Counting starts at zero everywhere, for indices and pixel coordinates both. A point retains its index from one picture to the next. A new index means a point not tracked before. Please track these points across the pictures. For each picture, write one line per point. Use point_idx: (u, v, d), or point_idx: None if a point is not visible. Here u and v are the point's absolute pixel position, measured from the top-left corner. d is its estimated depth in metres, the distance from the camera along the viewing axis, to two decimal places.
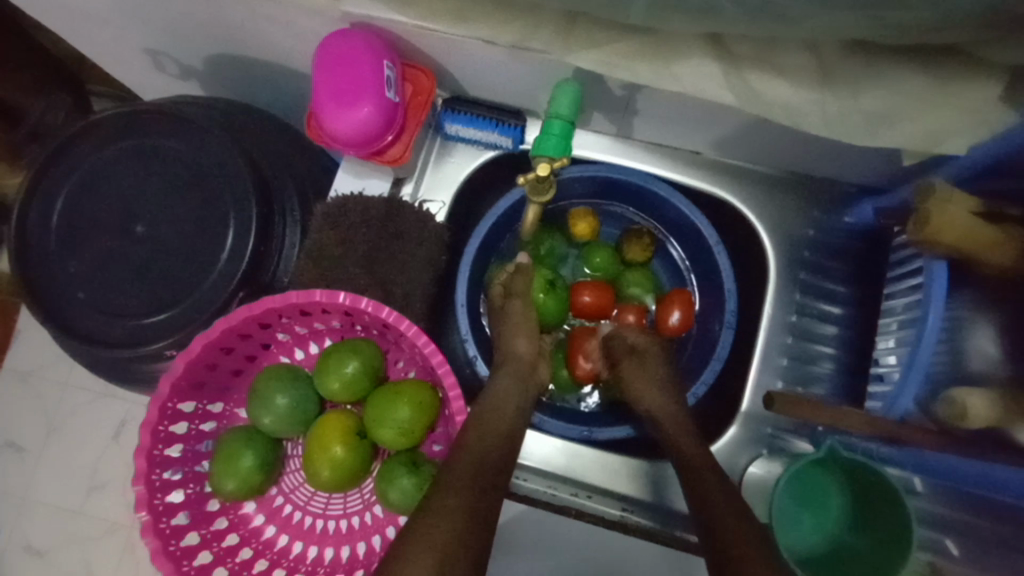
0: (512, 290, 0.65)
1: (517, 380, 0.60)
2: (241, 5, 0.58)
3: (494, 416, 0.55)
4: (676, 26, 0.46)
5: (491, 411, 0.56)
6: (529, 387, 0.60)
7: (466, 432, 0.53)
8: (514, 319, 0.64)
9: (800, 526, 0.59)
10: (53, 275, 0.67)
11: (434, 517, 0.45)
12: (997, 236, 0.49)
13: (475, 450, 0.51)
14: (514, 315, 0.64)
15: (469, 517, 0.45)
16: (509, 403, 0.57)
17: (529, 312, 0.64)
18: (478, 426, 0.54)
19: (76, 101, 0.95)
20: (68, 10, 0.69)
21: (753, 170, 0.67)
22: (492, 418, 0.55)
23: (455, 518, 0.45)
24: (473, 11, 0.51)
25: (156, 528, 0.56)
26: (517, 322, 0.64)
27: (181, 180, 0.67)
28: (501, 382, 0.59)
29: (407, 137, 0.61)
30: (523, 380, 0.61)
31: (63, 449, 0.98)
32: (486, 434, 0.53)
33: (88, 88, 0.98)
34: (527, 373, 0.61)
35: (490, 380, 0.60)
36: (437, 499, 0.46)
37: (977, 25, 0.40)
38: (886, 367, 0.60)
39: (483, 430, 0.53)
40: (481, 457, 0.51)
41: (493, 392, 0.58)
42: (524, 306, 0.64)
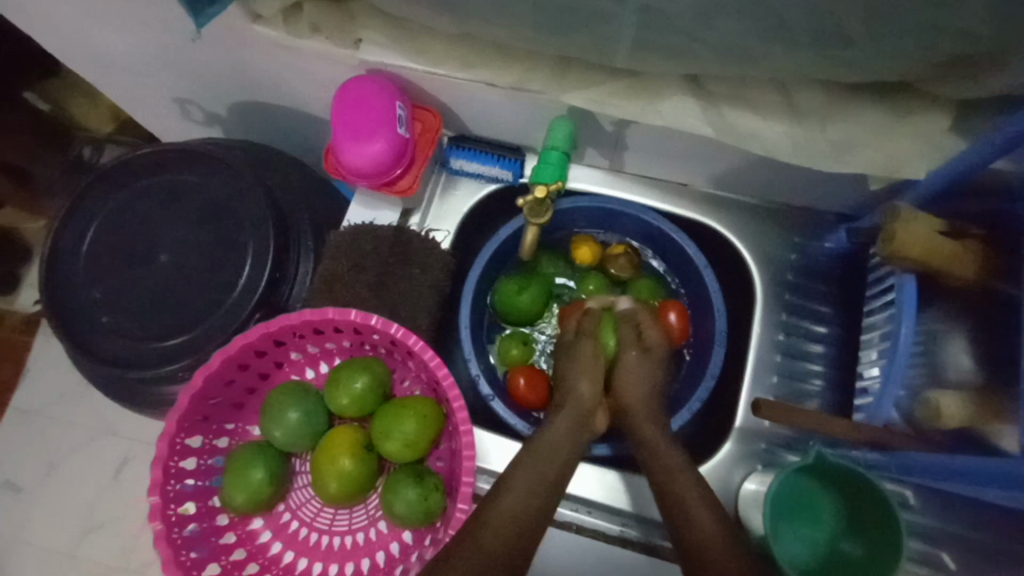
0: (583, 330, 0.65)
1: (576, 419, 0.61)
2: (268, 56, 0.65)
3: (552, 456, 0.58)
4: (657, 68, 0.52)
5: (548, 449, 0.58)
6: (583, 432, 0.61)
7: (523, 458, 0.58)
8: (584, 357, 0.64)
9: (794, 535, 0.60)
10: (78, 302, 0.71)
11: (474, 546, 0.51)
12: (957, 250, 0.53)
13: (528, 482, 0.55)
14: (584, 357, 0.64)
15: (503, 559, 0.51)
16: (564, 444, 0.59)
17: (602, 354, 0.65)
18: (534, 451, 0.58)
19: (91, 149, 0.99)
20: (108, 64, 0.76)
21: (737, 199, 0.72)
22: (547, 453, 0.58)
23: (489, 560, 0.50)
24: (476, 57, 0.58)
25: (168, 537, 0.58)
26: (585, 363, 0.63)
27: (203, 213, 0.72)
28: (562, 422, 0.61)
29: (415, 171, 0.66)
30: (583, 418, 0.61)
31: (64, 486, 0.99)
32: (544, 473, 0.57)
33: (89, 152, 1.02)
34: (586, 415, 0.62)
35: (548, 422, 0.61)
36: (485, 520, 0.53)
37: (919, 63, 0.46)
38: (870, 379, 0.63)
39: (537, 459, 0.57)
40: (527, 502, 0.54)
41: (552, 429, 0.60)
42: (593, 345, 0.64)
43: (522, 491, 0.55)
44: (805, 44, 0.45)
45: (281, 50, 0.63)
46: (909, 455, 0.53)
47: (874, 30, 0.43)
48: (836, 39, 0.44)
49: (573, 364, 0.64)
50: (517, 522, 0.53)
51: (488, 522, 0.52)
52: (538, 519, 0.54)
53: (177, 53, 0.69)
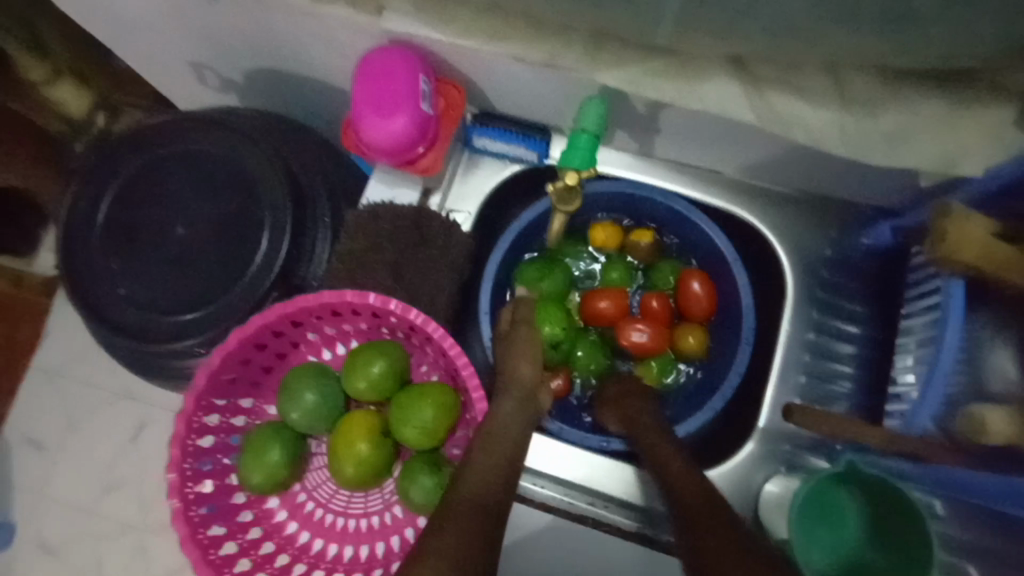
0: (518, 317, 0.65)
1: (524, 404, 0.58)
2: (287, 23, 0.62)
3: (501, 437, 0.53)
4: (701, 48, 0.49)
5: (496, 433, 0.54)
6: (531, 413, 0.58)
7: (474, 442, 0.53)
8: (519, 344, 0.62)
9: (817, 542, 0.57)
10: (94, 273, 0.70)
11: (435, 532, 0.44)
12: (1015, 255, 0.51)
13: (481, 467, 0.50)
14: (520, 341, 0.62)
15: (473, 544, 0.43)
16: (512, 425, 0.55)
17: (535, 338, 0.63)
18: (484, 435, 0.53)
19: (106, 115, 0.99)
20: (122, 26, 0.73)
21: (773, 188, 0.69)
22: (499, 440, 0.53)
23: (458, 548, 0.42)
24: (506, 29, 0.54)
25: (185, 515, 0.58)
26: (522, 348, 0.62)
27: (219, 185, 0.70)
28: (507, 400, 0.57)
29: (437, 150, 0.64)
30: (529, 400, 0.58)
31: (82, 447, 1.01)
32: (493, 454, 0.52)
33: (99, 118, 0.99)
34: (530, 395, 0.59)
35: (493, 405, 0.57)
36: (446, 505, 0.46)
37: (992, 49, 0.42)
38: (904, 385, 0.61)
39: (491, 441, 0.53)
40: (486, 483, 0.49)
41: (500, 410, 0.56)
42: (530, 332, 0.63)
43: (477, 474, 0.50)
44: (870, 25, 0.42)
45: (301, 16, 0.60)
46: (953, 472, 0.52)
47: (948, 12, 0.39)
48: (904, 21, 0.41)
49: (508, 350, 0.62)
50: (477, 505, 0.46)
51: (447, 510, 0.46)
52: (500, 502, 0.48)
53: (193, 16, 0.67)
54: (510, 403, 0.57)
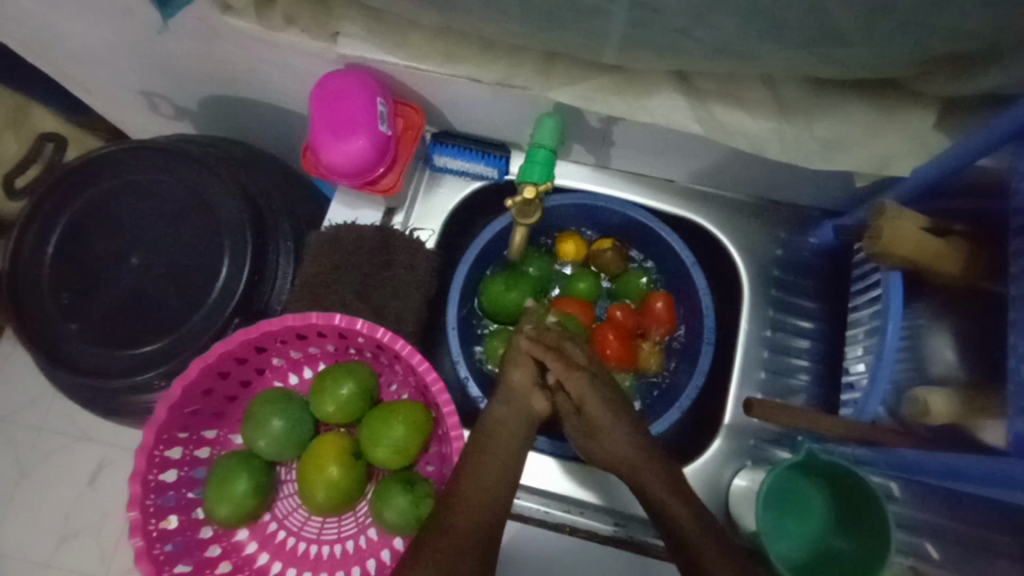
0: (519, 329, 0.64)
1: (519, 415, 0.60)
2: (241, 49, 0.62)
3: (497, 446, 0.58)
4: (646, 64, 0.51)
5: (489, 442, 0.58)
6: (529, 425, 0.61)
7: (467, 454, 0.57)
8: (521, 358, 0.61)
9: (784, 533, 0.60)
10: (44, 309, 0.68)
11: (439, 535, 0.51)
12: (942, 247, 0.54)
13: (474, 478, 0.55)
14: (522, 356, 0.61)
15: (478, 524, 0.53)
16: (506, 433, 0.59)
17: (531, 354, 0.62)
18: (478, 446, 0.57)
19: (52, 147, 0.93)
20: (69, 56, 0.72)
21: (724, 195, 0.72)
22: (492, 448, 0.57)
23: (464, 533, 0.52)
24: (459, 51, 0.56)
25: (149, 554, 0.56)
26: (524, 362, 0.61)
27: (175, 214, 0.69)
28: (504, 409, 0.60)
29: (397, 169, 0.64)
30: (522, 406, 0.61)
31: (35, 494, 0.96)
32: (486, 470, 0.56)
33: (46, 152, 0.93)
34: (524, 402, 0.61)
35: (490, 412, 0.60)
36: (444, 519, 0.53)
37: (908, 60, 0.46)
38: (856, 374, 0.65)
39: (484, 453, 0.57)
40: (482, 490, 0.55)
41: (492, 421, 0.59)
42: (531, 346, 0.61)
43: (470, 487, 0.54)
44: (798, 41, 0.45)
45: (255, 42, 0.60)
46: (903, 454, 0.54)
47: (865, 28, 0.43)
48: (829, 37, 0.44)
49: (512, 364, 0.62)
50: (477, 504, 0.54)
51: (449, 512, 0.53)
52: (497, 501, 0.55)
53: (143, 45, 0.66)
54: (507, 414, 0.60)
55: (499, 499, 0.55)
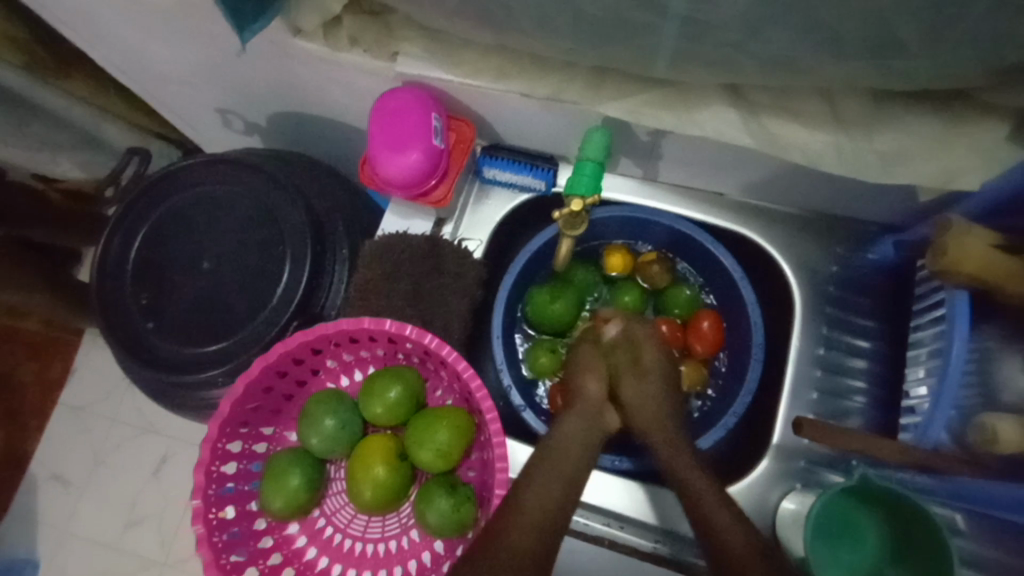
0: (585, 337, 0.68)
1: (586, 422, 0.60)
2: (307, 69, 0.66)
3: (563, 457, 0.57)
4: (697, 78, 0.51)
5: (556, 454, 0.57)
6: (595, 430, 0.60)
7: (533, 467, 0.55)
8: (588, 361, 0.65)
9: (836, 560, 0.57)
10: (124, 308, 0.73)
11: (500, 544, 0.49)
12: (1016, 266, 0.51)
13: (540, 489, 0.53)
14: (587, 360, 0.65)
15: (541, 534, 0.50)
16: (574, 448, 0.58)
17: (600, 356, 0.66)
18: (546, 458, 0.56)
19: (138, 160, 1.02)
20: (155, 77, 0.79)
21: (776, 209, 0.70)
22: (559, 461, 0.56)
23: (527, 540, 0.49)
24: (512, 69, 0.58)
25: (209, 540, 0.59)
26: (590, 364, 0.65)
27: (242, 222, 0.73)
28: (571, 419, 0.60)
29: (449, 181, 0.67)
30: (591, 421, 0.61)
31: (106, 482, 1.03)
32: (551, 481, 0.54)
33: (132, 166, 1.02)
34: (594, 415, 0.61)
35: (558, 424, 0.61)
36: (502, 534, 0.49)
37: (977, 71, 0.44)
38: (917, 398, 0.62)
39: (548, 464, 0.56)
40: (546, 499, 0.52)
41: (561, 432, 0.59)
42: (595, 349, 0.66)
43: (536, 500, 0.52)
44: (855, 53, 0.44)
45: (321, 63, 0.64)
46: (975, 485, 0.51)
47: (930, 40, 0.42)
48: (889, 48, 0.43)
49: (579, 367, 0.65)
50: (541, 515, 0.51)
51: (509, 522, 0.50)
52: (561, 516, 0.52)
53: (220, 66, 0.71)
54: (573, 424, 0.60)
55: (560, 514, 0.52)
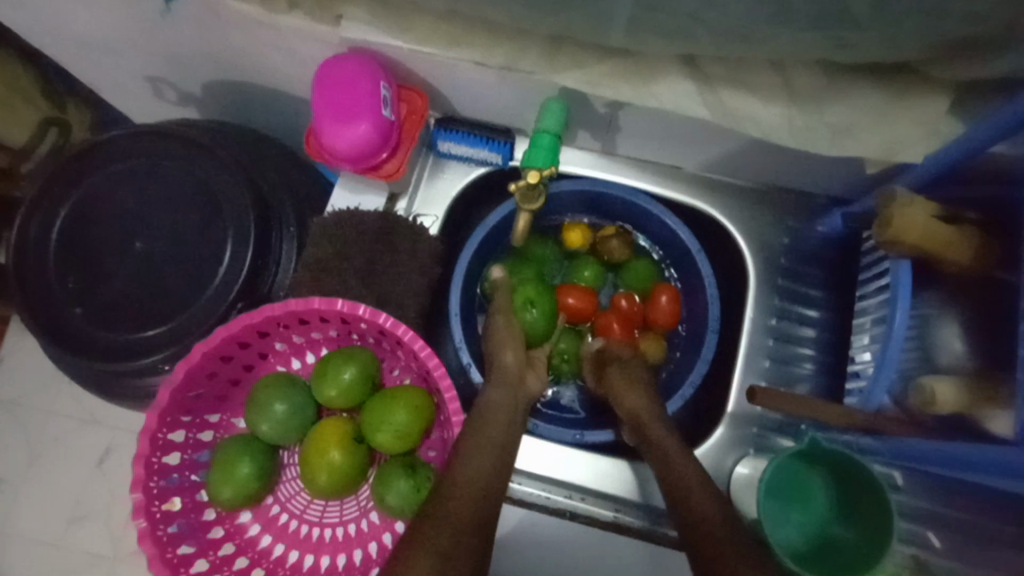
0: (497, 307, 0.66)
1: (511, 394, 0.60)
2: (244, 33, 0.62)
3: (487, 426, 0.56)
4: (653, 48, 0.50)
5: (483, 423, 0.56)
6: (520, 402, 0.61)
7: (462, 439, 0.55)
8: (500, 333, 0.64)
9: (786, 520, 0.60)
10: (50, 293, 0.68)
11: (438, 518, 0.48)
12: (955, 234, 0.53)
13: (471, 460, 0.53)
14: (501, 330, 0.64)
15: (473, 504, 0.49)
16: (500, 415, 0.58)
17: (515, 326, 0.65)
18: (470, 432, 0.56)
19: (59, 133, 0.93)
20: (73, 42, 0.72)
21: (731, 183, 0.71)
22: (484, 430, 0.56)
23: (458, 515, 0.48)
24: (463, 35, 0.55)
25: (153, 535, 0.57)
26: (502, 337, 0.64)
27: (178, 199, 0.69)
28: (495, 391, 0.61)
29: (401, 155, 0.64)
30: (515, 390, 0.61)
31: (44, 477, 0.97)
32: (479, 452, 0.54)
33: (57, 139, 0.94)
34: (516, 385, 0.62)
35: (481, 394, 0.61)
36: (443, 506, 0.49)
37: (923, 44, 0.45)
38: (861, 363, 0.64)
39: (477, 437, 0.55)
40: (478, 474, 0.52)
41: (487, 404, 0.59)
42: (507, 320, 0.65)
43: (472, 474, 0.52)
44: (807, 24, 0.44)
45: (258, 26, 0.60)
46: (911, 445, 0.54)
47: (879, 11, 0.42)
48: (839, 19, 0.43)
49: (493, 341, 0.64)
50: (471, 489, 0.51)
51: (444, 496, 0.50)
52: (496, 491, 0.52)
53: (146, 29, 0.66)
54: (500, 397, 0.60)
55: (494, 483, 0.52)
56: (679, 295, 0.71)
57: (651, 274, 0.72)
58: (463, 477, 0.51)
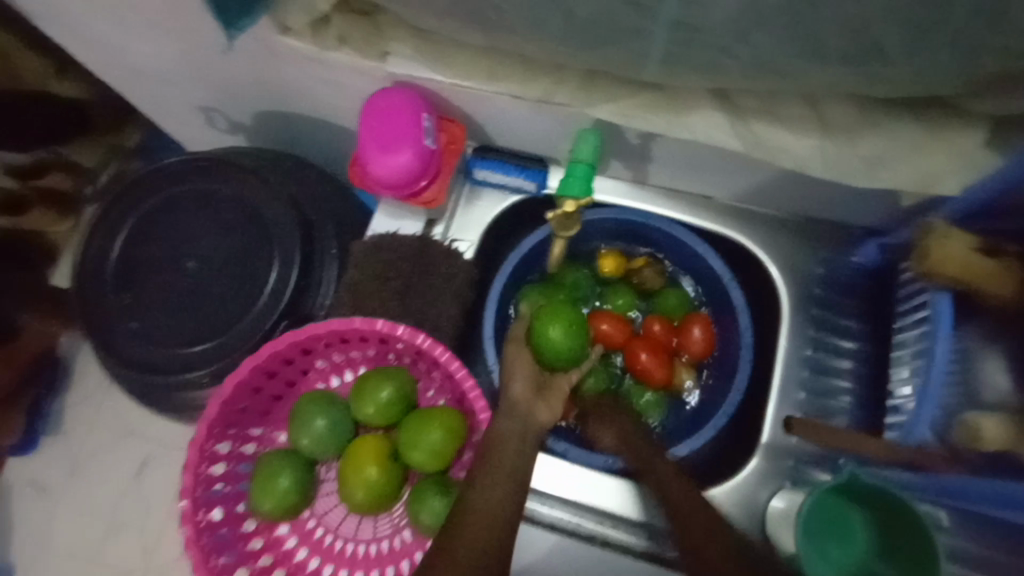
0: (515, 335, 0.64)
1: (523, 428, 0.58)
2: (295, 67, 0.66)
3: (498, 455, 0.56)
4: (687, 82, 0.52)
5: (494, 452, 0.56)
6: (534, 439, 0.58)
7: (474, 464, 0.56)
8: (516, 361, 0.62)
9: (825, 557, 0.58)
10: (108, 309, 0.72)
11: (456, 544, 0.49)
12: (997, 269, 0.53)
13: (489, 493, 0.53)
14: (516, 359, 0.62)
15: (490, 540, 0.50)
16: (510, 443, 0.57)
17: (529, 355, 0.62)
18: (483, 459, 0.56)
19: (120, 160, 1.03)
20: (138, 75, 0.77)
21: (763, 213, 0.71)
22: (495, 459, 0.56)
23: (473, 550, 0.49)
24: (503, 70, 0.58)
25: (198, 542, 0.59)
26: (518, 364, 0.61)
27: (229, 222, 0.73)
28: (506, 422, 0.58)
29: (440, 182, 0.67)
30: (524, 420, 0.59)
31: (87, 486, 1.01)
32: (495, 483, 0.54)
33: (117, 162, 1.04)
34: (524, 415, 0.59)
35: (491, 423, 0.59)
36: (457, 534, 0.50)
37: (957, 79, 0.46)
38: (901, 398, 0.63)
39: (490, 467, 0.55)
40: (493, 503, 0.53)
41: (495, 433, 0.57)
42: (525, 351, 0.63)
43: (487, 502, 0.53)
44: (841, 59, 0.44)
45: (309, 62, 0.64)
46: (953, 479, 0.52)
47: (915, 46, 0.42)
48: (873, 54, 0.43)
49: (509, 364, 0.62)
50: (488, 520, 0.51)
51: (460, 522, 0.51)
52: (512, 515, 0.52)
53: (206, 64, 0.71)
54: (506, 428, 0.58)
55: (505, 516, 0.52)
56: (711, 326, 0.72)
57: (682, 302, 0.73)
58: (478, 508, 0.52)
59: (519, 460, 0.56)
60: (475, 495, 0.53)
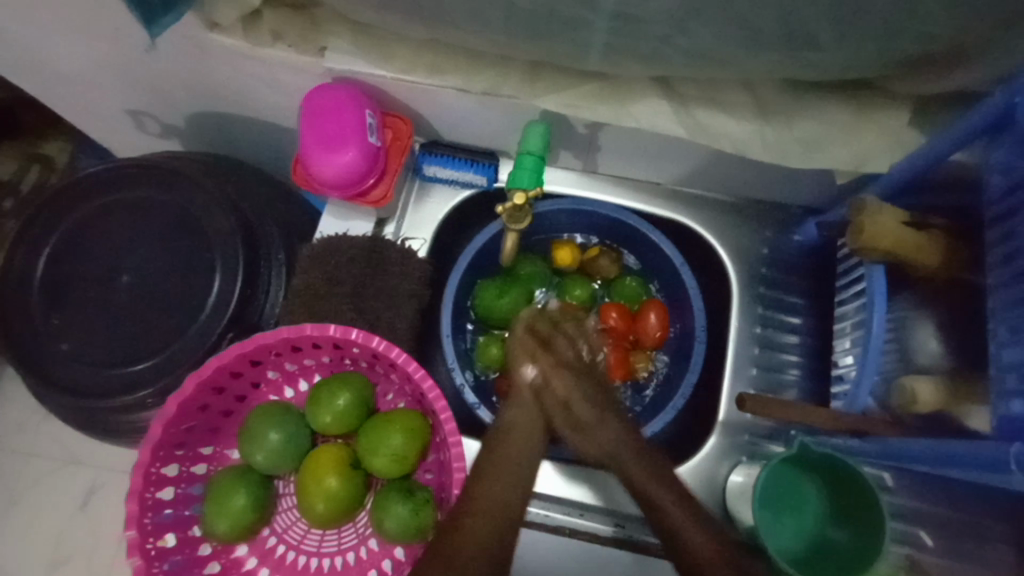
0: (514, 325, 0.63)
1: (532, 415, 0.57)
2: (227, 65, 0.62)
3: (507, 447, 0.55)
4: (630, 71, 0.53)
5: (503, 444, 0.55)
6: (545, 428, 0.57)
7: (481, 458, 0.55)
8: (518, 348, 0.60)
9: (782, 526, 0.61)
10: (34, 331, 0.67)
11: (460, 543, 0.48)
12: (923, 242, 0.56)
13: (495, 485, 0.52)
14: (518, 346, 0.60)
15: (499, 534, 0.49)
16: (518, 435, 0.56)
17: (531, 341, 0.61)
18: (493, 452, 0.55)
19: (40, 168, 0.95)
20: (53, 78, 0.72)
21: (709, 197, 0.73)
22: (502, 451, 0.55)
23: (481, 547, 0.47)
24: (446, 63, 0.58)
25: (148, 572, 0.56)
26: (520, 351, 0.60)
27: (164, 231, 0.69)
28: (514, 410, 0.57)
29: (388, 180, 0.65)
30: (532, 408, 0.58)
31: (24, 522, 0.94)
32: (498, 477, 0.53)
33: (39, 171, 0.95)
34: (532, 402, 0.58)
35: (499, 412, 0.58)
36: (459, 534, 0.49)
37: (881, 62, 0.48)
38: (844, 367, 0.66)
39: (497, 459, 0.54)
40: (500, 497, 0.51)
41: (504, 424, 0.57)
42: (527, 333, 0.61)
43: (494, 494, 0.51)
44: (775, 46, 0.46)
45: (241, 59, 0.61)
46: (897, 443, 0.54)
47: (842, 32, 0.44)
48: (804, 40, 0.45)
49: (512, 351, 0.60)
50: (496, 515, 0.50)
51: (467, 517, 0.50)
52: (517, 511, 0.51)
53: (128, 64, 0.66)
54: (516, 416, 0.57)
55: (511, 510, 0.51)
56: (667, 310, 0.73)
57: (638, 289, 0.73)
58: (483, 501, 0.51)
59: (525, 453, 0.55)
60: (480, 489, 0.52)
